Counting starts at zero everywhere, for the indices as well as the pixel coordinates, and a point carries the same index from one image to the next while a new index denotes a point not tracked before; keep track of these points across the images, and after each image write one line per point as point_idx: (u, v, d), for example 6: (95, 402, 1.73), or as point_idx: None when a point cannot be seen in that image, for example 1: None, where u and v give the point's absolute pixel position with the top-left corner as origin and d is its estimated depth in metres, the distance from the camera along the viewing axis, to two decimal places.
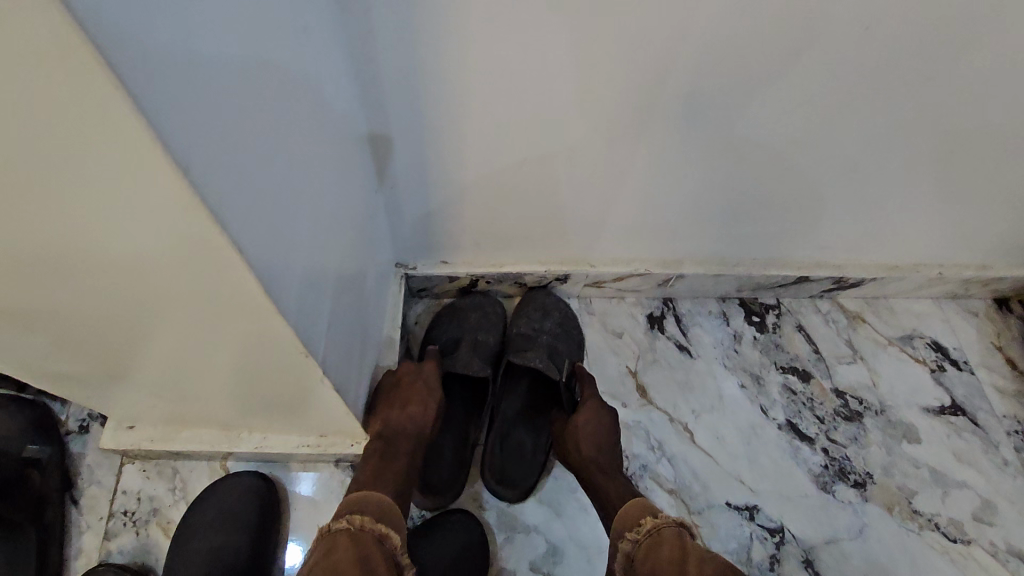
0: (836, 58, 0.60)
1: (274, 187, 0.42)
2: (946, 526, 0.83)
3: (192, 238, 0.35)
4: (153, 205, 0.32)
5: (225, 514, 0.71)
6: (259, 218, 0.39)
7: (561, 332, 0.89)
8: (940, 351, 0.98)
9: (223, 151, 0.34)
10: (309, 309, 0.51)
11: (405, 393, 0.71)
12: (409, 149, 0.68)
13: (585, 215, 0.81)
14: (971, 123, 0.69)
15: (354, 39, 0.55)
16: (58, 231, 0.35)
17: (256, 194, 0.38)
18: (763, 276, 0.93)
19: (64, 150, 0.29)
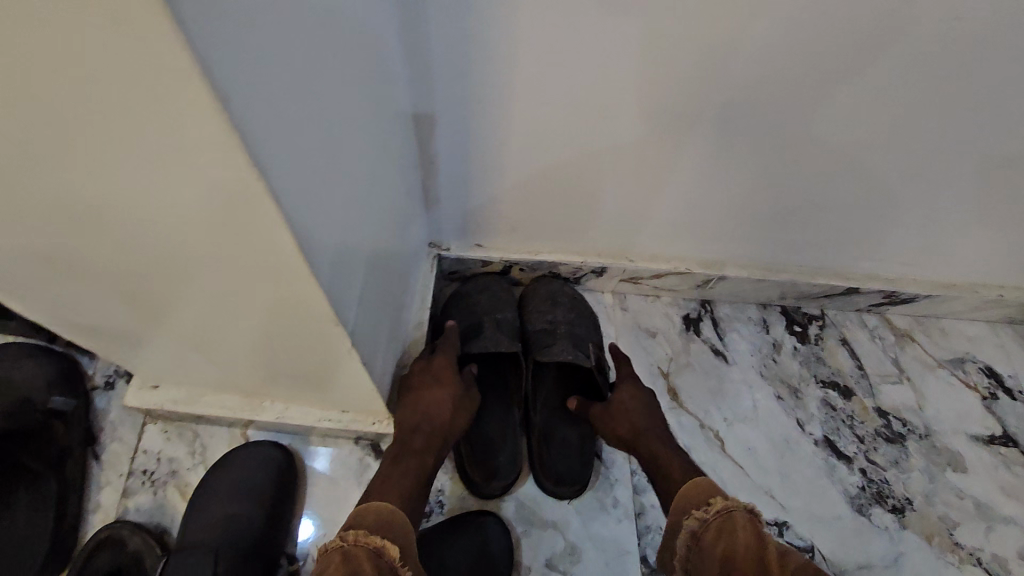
0: (929, 52, 0.55)
1: (324, 152, 0.40)
2: (988, 562, 0.78)
3: (236, 206, 0.32)
4: (196, 170, 0.30)
5: (245, 483, 0.70)
6: (307, 187, 0.37)
7: (574, 314, 0.82)
8: (993, 378, 0.93)
9: (280, 113, 0.31)
10: (348, 283, 0.49)
11: (420, 388, 0.68)
12: (453, 126, 0.65)
13: (630, 206, 0.77)
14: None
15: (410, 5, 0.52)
16: (92, 185, 0.33)
17: (306, 165, 0.36)
18: (810, 285, 0.89)
19: (101, 98, 0.26)
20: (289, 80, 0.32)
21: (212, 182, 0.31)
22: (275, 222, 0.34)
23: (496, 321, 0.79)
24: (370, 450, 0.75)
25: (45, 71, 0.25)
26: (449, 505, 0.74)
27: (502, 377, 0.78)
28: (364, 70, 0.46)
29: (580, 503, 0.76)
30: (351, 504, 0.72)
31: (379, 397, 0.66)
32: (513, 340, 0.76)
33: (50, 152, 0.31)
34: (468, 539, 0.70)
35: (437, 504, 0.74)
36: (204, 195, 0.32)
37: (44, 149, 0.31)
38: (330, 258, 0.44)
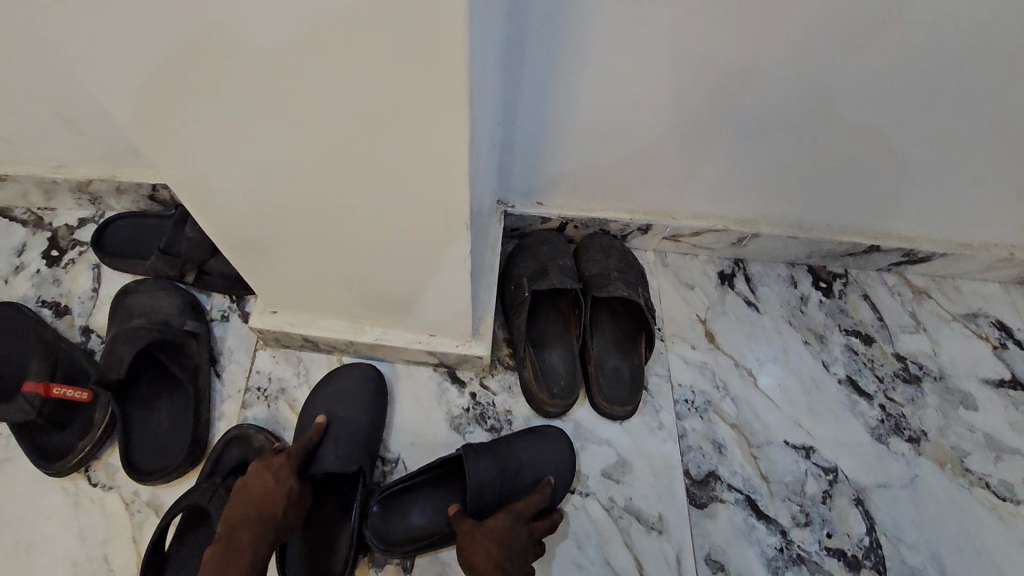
0: (948, 22, 0.65)
1: (483, 96, 0.52)
2: (996, 486, 0.87)
3: (421, 124, 0.44)
4: (411, 88, 0.42)
5: (344, 395, 0.82)
6: (479, 110, 0.49)
7: (624, 264, 0.93)
8: (1004, 331, 1.02)
9: (479, 46, 0.43)
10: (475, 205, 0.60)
11: (252, 478, 0.67)
12: (532, 97, 0.75)
13: (680, 169, 0.87)
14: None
15: None
16: (310, 113, 0.45)
17: (478, 94, 0.48)
18: (835, 243, 0.99)
19: (359, 30, 0.38)
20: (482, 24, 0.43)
21: (425, 101, 0.42)
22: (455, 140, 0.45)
23: (557, 265, 0.89)
24: (446, 376, 0.88)
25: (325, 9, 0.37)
26: (517, 421, 0.86)
27: (561, 315, 0.89)
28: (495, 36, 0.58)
29: (630, 426, 0.86)
30: (429, 419, 0.85)
31: (465, 324, 0.78)
32: (573, 280, 0.87)
33: (293, 78, 0.42)
34: (541, 442, 0.81)
35: (506, 421, 0.86)
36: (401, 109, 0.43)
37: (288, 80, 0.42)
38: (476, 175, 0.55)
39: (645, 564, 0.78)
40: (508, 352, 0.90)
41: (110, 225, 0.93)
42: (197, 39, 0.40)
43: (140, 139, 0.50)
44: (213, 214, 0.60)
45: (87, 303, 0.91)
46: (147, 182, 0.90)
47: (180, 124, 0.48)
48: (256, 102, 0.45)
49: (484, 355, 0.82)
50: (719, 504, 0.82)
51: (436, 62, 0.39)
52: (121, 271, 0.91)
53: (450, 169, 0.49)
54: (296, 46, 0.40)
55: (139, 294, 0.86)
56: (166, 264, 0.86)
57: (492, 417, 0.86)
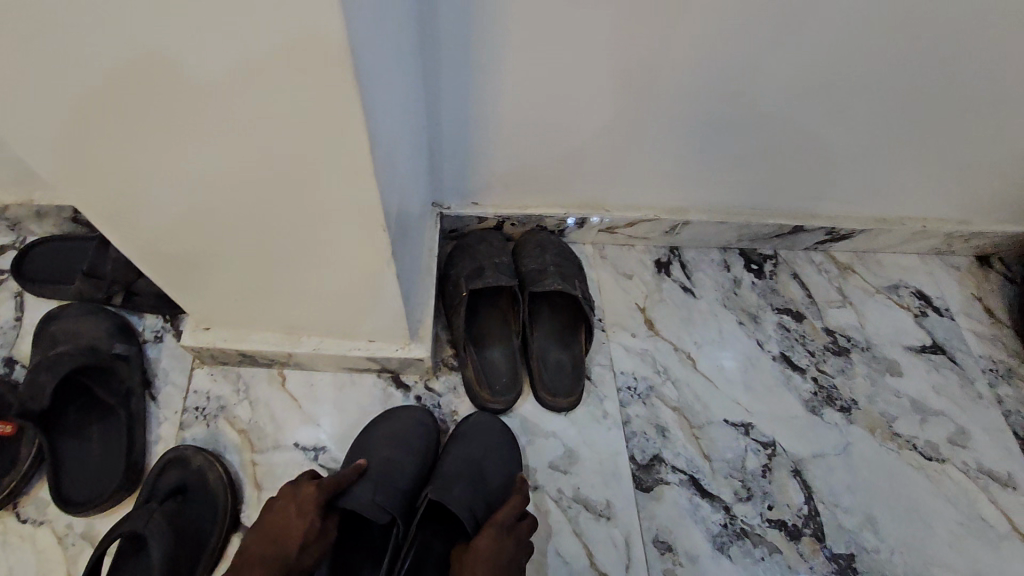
0: (833, 10, 0.69)
1: (390, 97, 0.52)
2: (922, 447, 0.92)
3: (319, 135, 0.45)
4: (301, 99, 0.41)
5: (397, 437, 0.80)
6: (382, 110, 0.49)
7: (561, 258, 0.95)
8: (924, 300, 1.07)
9: (369, 44, 0.43)
10: (396, 208, 0.60)
11: (277, 511, 0.64)
12: (452, 98, 0.76)
13: (608, 159, 0.89)
14: (964, 67, 0.77)
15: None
16: (203, 129, 0.44)
17: (380, 94, 0.48)
18: (762, 225, 1.03)
19: (238, 44, 0.38)
20: (374, 24, 0.44)
21: (317, 111, 0.42)
22: (355, 140, 0.45)
23: (494, 263, 0.90)
24: (391, 382, 0.88)
25: (196, 23, 0.36)
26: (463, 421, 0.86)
27: (501, 313, 0.91)
28: (404, 37, 0.58)
29: (575, 418, 0.88)
30: None
31: (401, 328, 0.78)
32: (510, 277, 0.88)
33: (178, 95, 0.41)
34: (494, 444, 0.81)
35: (452, 422, 0.86)
36: (295, 110, 0.43)
37: (175, 96, 0.42)
38: (390, 177, 0.55)
39: (595, 551, 0.79)
40: (451, 353, 0.91)
41: (31, 251, 0.89)
42: (71, 57, 0.39)
43: (33, 160, 0.48)
44: (123, 231, 0.59)
45: (10, 333, 0.87)
46: (67, 204, 0.87)
47: (72, 142, 0.46)
48: (145, 120, 0.44)
49: (425, 357, 0.82)
50: (664, 486, 0.84)
51: (319, 72, 0.39)
52: (43, 298, 0.88)
53: (355, 173, 0.49)
54: (175, 62, 0.39)
55: (64, 319, 0.83)
56: (90, 287, 0.83)
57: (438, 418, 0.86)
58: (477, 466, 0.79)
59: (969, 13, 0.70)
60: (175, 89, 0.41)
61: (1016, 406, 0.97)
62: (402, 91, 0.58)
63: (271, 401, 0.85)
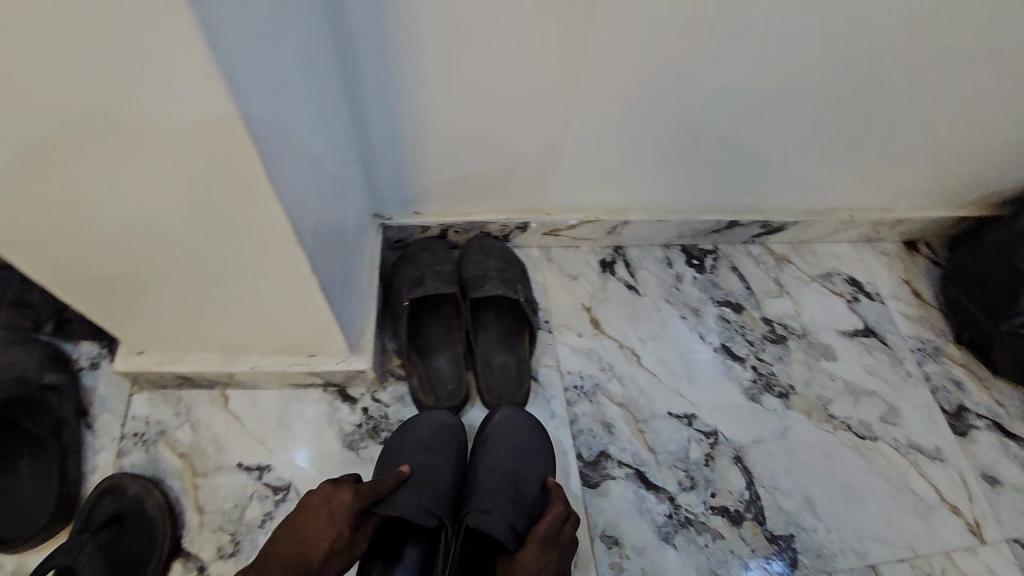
0: (736, 16, 0.72)
1: (294, 116, 0.52)
2: (856, 426, 0.96)
3: (214, 158, 0.45)
4: (187, 125, 0.42)
5: (431, 443, 0.80)
6: (280, 131, 0.49)
7: (503, 263, 0.96)
8: (856, 286, 1.12)
9: (252, 67, 0.43)
10: (313, 224, 0.60)
11: (307, 513, 0.62)
12: (378, 110, 0.77)
13: (541, 164, 0.91)
14: (868, 66, 0.81)
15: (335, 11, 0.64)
16: (98, 156, 0.44)
17: (279, 113, 0.48)
18: (699, 222, 1.06)
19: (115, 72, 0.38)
20: (259, 46, 0.44)
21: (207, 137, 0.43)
22: (250, 161, 0.45)
23: (435, 271, 0.90)
24: (337, 395, 0.87)
25: (69, 52, 0.36)
26: None
27: (445, 320, 0.91)
28: (314, 53, 0.58)
29: None
30: (319, 440, 0.84)
31: (339, 343, 0.78)
32: (451, 284, 0.89)
33: (66, 124, 0.41)
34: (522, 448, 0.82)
35: None
36: (185, 135, 0.43)
37: (62, 124, 0.41)
38: (299, 197, 0.55)
39: None
40: (397, 362, 0.91)
41: None
42: None
43: None
44: (35, 260, 0.57)
45: None
46: None
47: None
48: (38, 149, 0.43)
49: (366, 369, 0.82)
50: (611, 481, 0.86)
51: (201, 99, 0.40)
52: None
53: (258, 194, 0.49)
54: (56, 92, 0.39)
55: None
56: (18, 316, 0.82)
57: (385, 429, 0.86)
58: (510, 474, 0.78)
59: (863, 16, 0.74)
60: (61, 117, 0.41)
61: (942, 382, 1.02)
62: (313, 108, 0.58)
63: (214, 422, 0.84)
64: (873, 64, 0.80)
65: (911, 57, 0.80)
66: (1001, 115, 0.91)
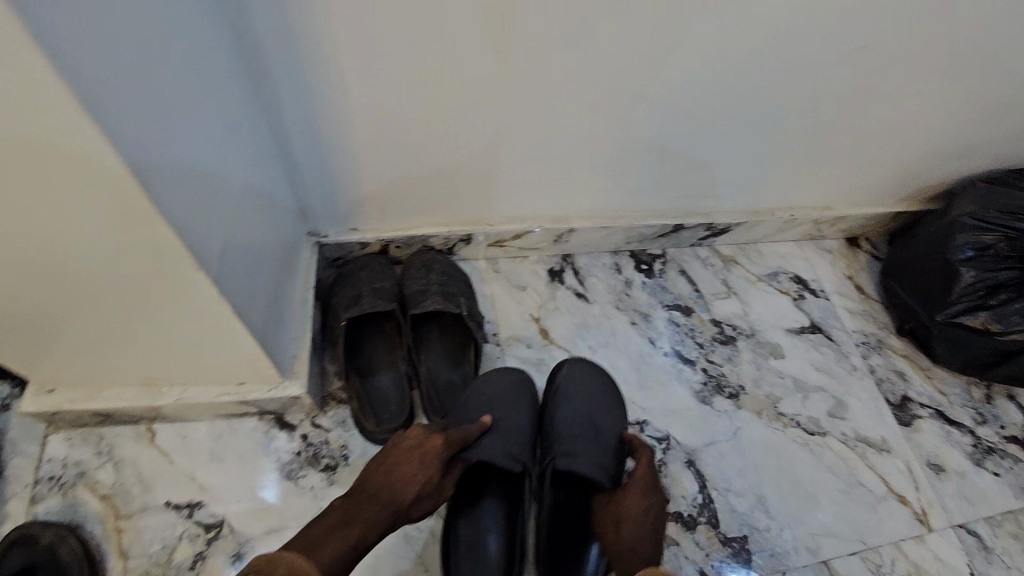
0: (654, 21, 0.71)
1: (174, 128, 0.49)
2: (805, 423, 0.96)
3: (77, 167, 0.42)
4: (38, 130, 0.39)
5: (503, 398, 0.84)
6: (150, 143, 0.45)
7: (446, 276, 0.93)
8: (801, 283, 1.13)
9: (110, 74, 0.40)
10: (214, 245, 0.57)
11: (405, 454, 0.68)
12: (297, 122, 0.74)
13: (476, 173, 0.89)
14: (791, 68, 0.81)
15: (239, 22, 0.61)
16: None
17: (155, 123, 0.46)
18: (645, 227, 1.06)
19: None
20: (121, 52, 0.41)
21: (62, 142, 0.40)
22: (116, 171, 0.43)
23: (373, 288, 0.87)
24: (274, 423, 0.83)
25: None
26: (354, 455, 0.82)
27: (387, 337, 0.88)
28: (204, 65, 0.55)
29: None
30: (255, 472, 0.80)
31: (268, 368, 0.74)
32: (390, 301, 0.86)
33: None
34: (592, 400, 0.88)
35: (342, 456, 0.82)
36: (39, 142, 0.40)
37: None
38: (187, 215, 0.51)
39: None
40: (339, 384, 0.87)
41: None
42: None
43: None
44: None
45: None
46: None
47: None
48: None
49: (301, 394, 0.78)
50: None
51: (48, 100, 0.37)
52: None
53: (136, 206, 0.46)
54: None
55: None
56: None
57: (326, 456, 0.82)
58: (585, 422, 0.85)
59: (780, 20, 0.74)
60: None
61: (886, 374, 1.04)
62: (203, 123, 0.55)
63: (140, 459, 0.78)
64: (797, 65, 0.81)
65: (833, 58, 0.81)
66: (923, 111, 0.93)
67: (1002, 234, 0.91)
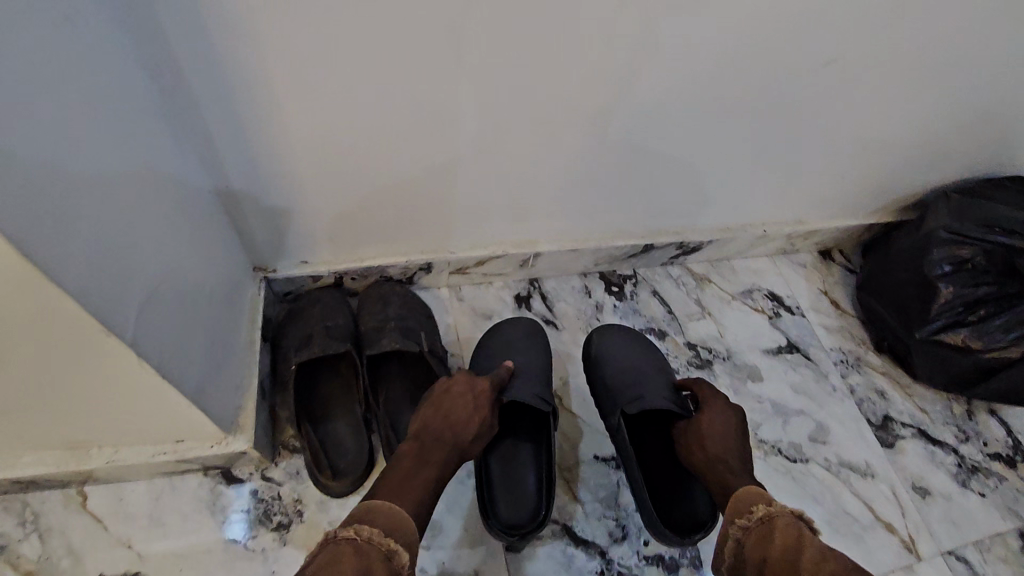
0: (610, 40, 0.68)
1: (73, 179, 0.43)
2: (786, 449, 0.93)
3: None
4: None
5: (523, 347, 0.89)
6: (41, 202, 0.40)
7: (405, 309, 0.88)
8: (776, 300, 1.10)
9: None
10: (133, 302, 0.51)
11: (455, 397, 0.72)
12: (233, 154, 0.69)
13: (433, 200, 0.84)
14: (754, 83, 0.78)
15: (158, 53, 0.56)
16: None
17: (48, 180, 0.40)
18: (614, 248, 1.02)
19: None
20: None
21: None
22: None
23: (325, 328, 0.82)
24: (221, 478, 0.77)
25: None
26: (309, 510, 0.76)
27: (343, 379, 0.82)
28: (112, 102, 0.50)
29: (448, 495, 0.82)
30: (198, 536, 0.73)
31: (209, 425, 0.68)
32: (345, 341, 0.80)
33: None
34: (624, 347, 0.93)
35: (295, 512, 0.76)
36: None
37: None
38: (86, 276, 0.45)
39: None
40: (292, 432, 0.81)
41: None
42: None
43: None
44: None
45: None
46: None
47: None
48: None
49: (247, 449, 0.72)
50: (536, 540, 0.80)
51: None
52: None
53: (26, 276, 0.41)
54: None
55: None
56: None
57: (278, 512, 0.76)
58: (626, 368, 0.89)
59: (740, 36, 0.71)
60: None
61: (866, 393, 1.01)
62: (115, 167, 0.49)
63: (70, 528, 0.71)
64: (764, 80, 0.78)
65: (800, 73, 0.79)
66: (893, 123, 0.91)
67: (979, 247, 0.89)
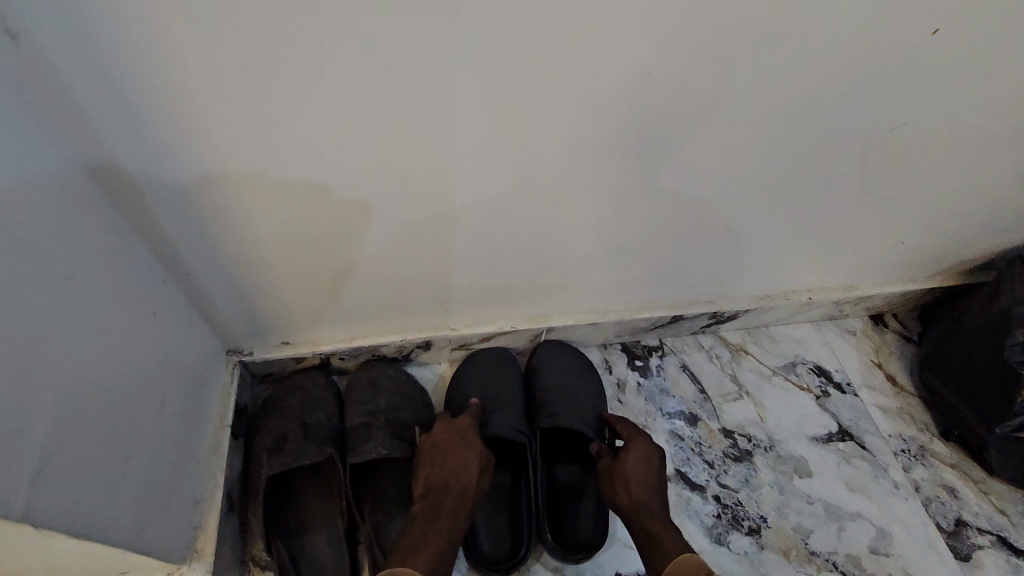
0: (633, 104, 0.57)
1: None
2: (843, 565, 0.79)
3: None
4: None
5: (491, 377, 0.84)
6: None
7: (399, 399, 0.78)
8: (823, 376, 0.97)
9: None
10: (37, 456, 0.41)
11: (441, 439, 0.68)
12: (191, 238, 0.59)
13: (428, 276, 0.73)
14: (808, 146, 0.66)
15: (86, 138, 0.47)
16: None
17: None
18: (636, 320, 0.90)
19: None
20: None
21: None
22: None
23: (304, 427, 0.73)
24: None
25: None
26: None
27: (326, 483, 0.72)
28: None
29: None
30: None
31: (151, 562, 0.57)
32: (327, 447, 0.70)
33: None
34: (567, 367, 0.87)
35: None
36: None
37: None
38: None
39: None
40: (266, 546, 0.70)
41: None
42: None
43: None
44: None
45: None
46: None
47: None
48: None
49: None
50: None
51: None
52: None
53: None
54: None
55: None
56: None
57: None
58: (560, 387, 0.84)
59: (790, 95, 0.59)
60: None
61: (933, 492, 0.87)
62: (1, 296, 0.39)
63: None
64: (820, 144, 0.66)
65: (861, 136, 0.66)
66: (966, 188, 0.78)
67: None
